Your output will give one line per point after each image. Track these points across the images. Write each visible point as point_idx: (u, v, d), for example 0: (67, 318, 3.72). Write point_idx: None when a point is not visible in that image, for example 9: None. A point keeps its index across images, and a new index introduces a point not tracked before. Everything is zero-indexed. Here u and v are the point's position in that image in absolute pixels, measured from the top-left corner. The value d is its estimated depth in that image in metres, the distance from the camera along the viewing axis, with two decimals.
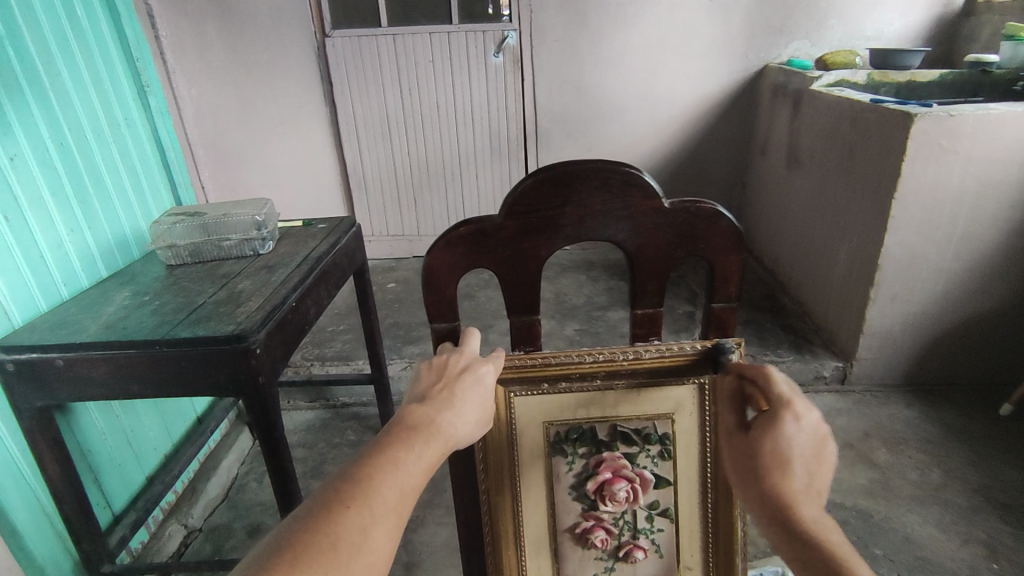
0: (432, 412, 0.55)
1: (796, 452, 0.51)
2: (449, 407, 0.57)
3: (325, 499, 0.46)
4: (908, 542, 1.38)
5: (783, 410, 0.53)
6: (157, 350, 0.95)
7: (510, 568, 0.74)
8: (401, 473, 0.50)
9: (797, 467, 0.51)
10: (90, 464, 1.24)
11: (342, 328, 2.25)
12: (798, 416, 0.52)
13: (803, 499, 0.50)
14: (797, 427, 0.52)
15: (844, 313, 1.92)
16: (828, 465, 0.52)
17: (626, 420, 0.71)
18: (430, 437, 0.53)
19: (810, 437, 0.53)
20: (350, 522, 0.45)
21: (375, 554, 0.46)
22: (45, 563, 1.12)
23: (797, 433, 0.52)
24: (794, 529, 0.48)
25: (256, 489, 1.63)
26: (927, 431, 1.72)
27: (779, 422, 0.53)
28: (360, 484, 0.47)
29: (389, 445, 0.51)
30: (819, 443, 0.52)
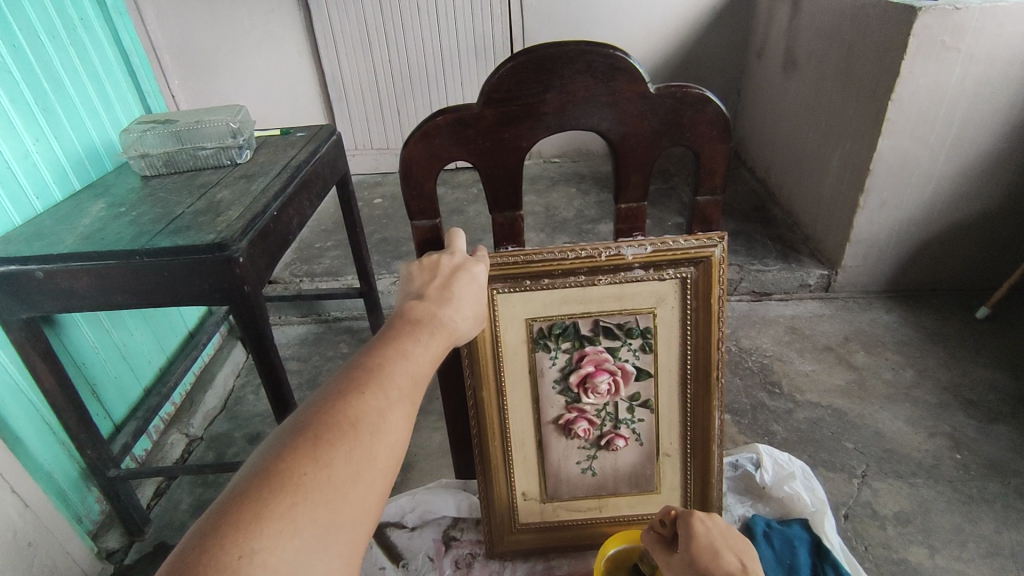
0: (433, 307, 0.56)
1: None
2: (450, 303, 0.58)
3: (339, 386, 0.46)
4: (878, 436, 1.45)
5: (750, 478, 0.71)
6: (139, 261, 0.93)
7: (497, 458, 0.78)
8: (409, 362, 0.50)
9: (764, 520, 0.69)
10: (85, 376, 1.26)
11: (330, 244, 2.23)
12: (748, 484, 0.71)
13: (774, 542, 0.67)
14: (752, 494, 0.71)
15: (832, 221, 1.92)
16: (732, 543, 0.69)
17: (609, 316, 0.72)
18: (435, 330, 0.54)
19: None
20: (367, 404, 0.45)
21: (394, 435, 0.46)
22: (52, 469, 1.16)
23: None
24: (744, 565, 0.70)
25: (253, 400, 1.68)
26: (905, 335, 1.78)
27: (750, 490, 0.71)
28: (372, 371, 0.48)
29: (394, 338, 0.52)
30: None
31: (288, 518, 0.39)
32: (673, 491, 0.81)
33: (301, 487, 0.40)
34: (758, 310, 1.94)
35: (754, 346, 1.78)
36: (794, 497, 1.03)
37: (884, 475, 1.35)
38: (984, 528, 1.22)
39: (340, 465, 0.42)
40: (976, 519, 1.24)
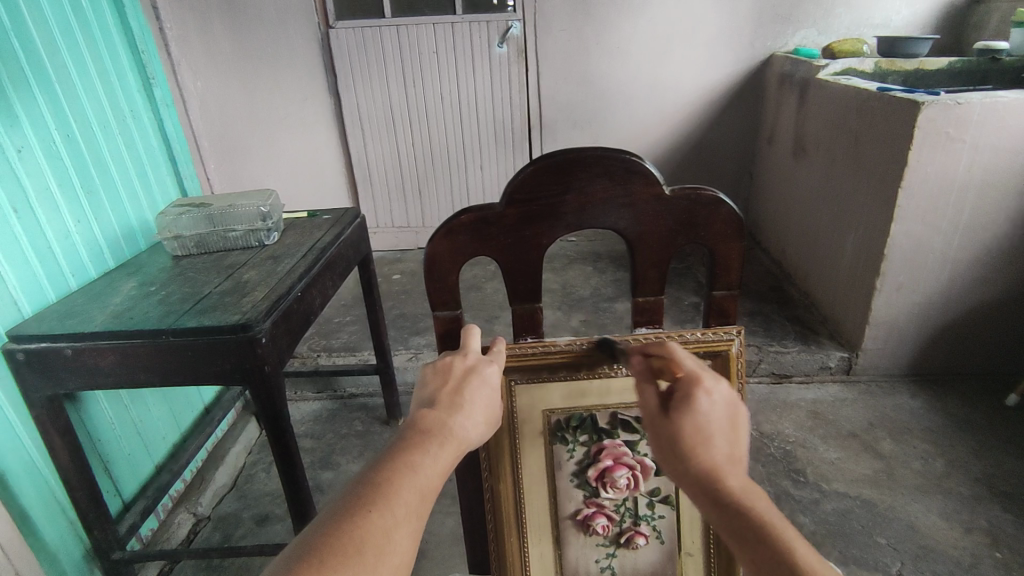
0: (442, 417, 0.56)
1: (715, 419, 0.53)
2: (460, 410, 0.57)
3: (347, 503, 0.47)
4: (912, 531, 1.38)
5: (695, 389, 0.54)
6: (165, 339, 0.96)
7: (512, 555, 0.75)
8: (418, 476, 0.50)
9: (722, 448, 0.52)
10: (100, 452, 1.26)
11: (348, 319, 2.26)
12: (709, 392, 0.54)
13: (726, 467, 0.50)
14: (710, 401, 0.53)
15: (850, 304, 1.91)
16: (743, 433, 0.53)
17: (627, 408, 0.72)
18: (444, 441, 0.54)
19: (725, 412, 0.54)
20: (372, 525, 0.45)
21: (400, 554, 0.46)
22: (56, 548, 1.14)
23: (711, 409, 0.53)
24: (722, 500, 0.48)
25: (264, 478, 1.65)
26: (932, 422, 1.72)
27: (695, 401, 0.54)
28: (379, 488, 0.48)
29: (404, 450, 0.52)
30: (733, 414, 0.54)
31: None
32: None
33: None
34: (778, 393, 1.90)
35: (776, 430, 1.73)
36: None
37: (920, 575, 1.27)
38: None
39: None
40: None
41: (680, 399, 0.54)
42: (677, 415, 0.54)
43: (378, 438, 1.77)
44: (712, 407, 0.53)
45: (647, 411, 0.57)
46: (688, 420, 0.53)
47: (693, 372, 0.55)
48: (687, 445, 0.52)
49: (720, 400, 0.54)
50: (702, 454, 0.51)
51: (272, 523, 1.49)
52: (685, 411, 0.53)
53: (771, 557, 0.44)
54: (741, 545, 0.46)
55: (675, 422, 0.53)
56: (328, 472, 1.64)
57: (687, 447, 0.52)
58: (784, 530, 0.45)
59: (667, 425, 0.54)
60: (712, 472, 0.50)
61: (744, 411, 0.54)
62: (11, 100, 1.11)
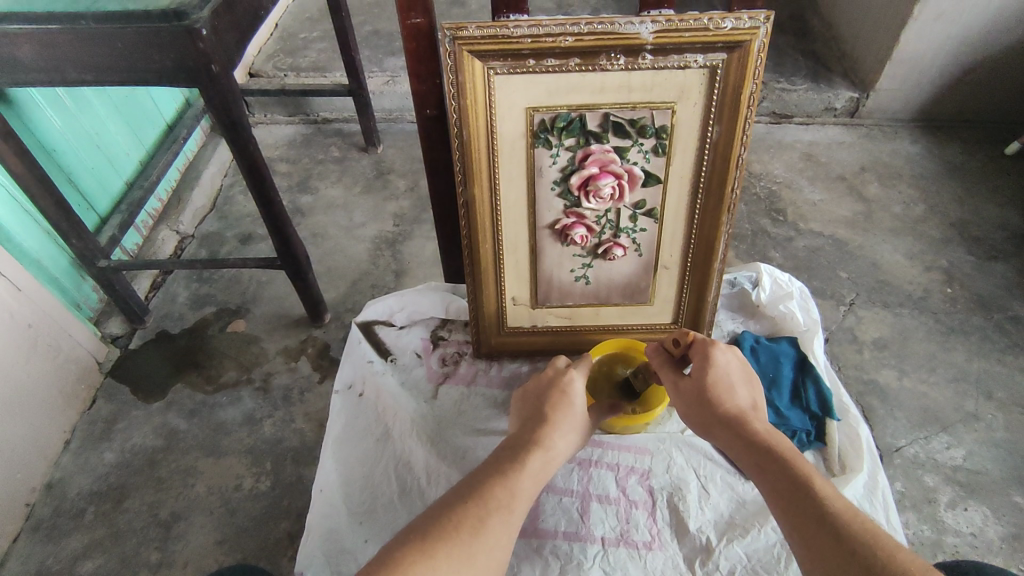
0: (544, 429, 0.72)
1: (726, 373, 0.74)
2: (561, 426, 0.73)
3: (490, 468, 0.68)
4: (873, 268, 1.44)
5: (712, 349, 0.75)
6: (85, 27, 0.82)
7: (486, 260, 0.77)
8: (538, 445, 0.70)
9: (738, 394, 0.73)
10: (57, 164, 1.20)
11: (316, 35, 2.00)
12: (721, 351, 0.75)
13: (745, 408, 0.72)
14: (725, 359, 0.74)
15: (876, 35, 1.71)
16: (750, 386, 0.75)
17: (622, 109, 0.64)
18: (553, 421, 0.73)
19: (736, 367, 0.75)
20: (510, 477, 0.66)
21: (527, 491, 0.66)
22: (40, 258, 1.16)
23: (726, 364, 0.74)
24: (743, 432, 0.69)
25: (243, 200, 1.63)
26: (924, 168, 1.69)
27: (712, 358, 0.74)
28: (514, 457, 0.68)
29: (527, 432, 0.72)
30: (743, 369, 0.75)
31: (456, 564, 0.56)
32: (666, 304, 0.83)
33: (471, 545, 0.58)
34: (776, 134, 1.81)
35: (765, 171, 1.69)
36: (787, 315, 1.03)
37: (871, 305, 1.37)
38: (956, 357, 1.27)
39: (494, 537, 0.60)
40: (950, 348, 1.29)
41: (700, 359, 0.75)
42: (701, 372, 0.74)
43: (356, 165, 1.71)
44: (726, 359, 0.74)
45: (668, 381, 0.77)
46: (712, 375, 0.73)
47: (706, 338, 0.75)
48: (712, 394, 0.72)
49: (732, 356, 0.75)
50: (728, 402, 0.72)
51: (256, 242, 1.51)
52: (705, 366, 0.74)
53: (771, 459, 0.65)
54: (754, 464, 0.66)
55: (700, 378, 0.74)
56: (308, 197, 1.62)
57: (710, 397, 0.72)
58: (783, 444, 0.67)
59: (693, 381, 0.74)
60: (730, 407, 0.71)
61: (748, 372, 0.76)
62: None
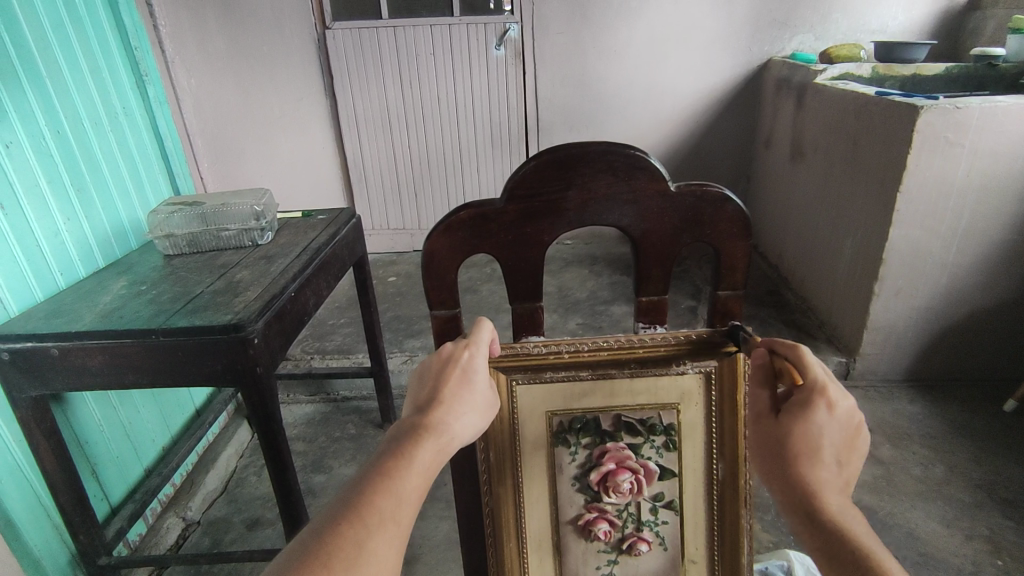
0: (435, 409, 0.55)
1: (828, 435, 0.52)
2: (458, 406, 0.57)
3: None
4: (912, 538, 1.36)
5: (817, 398, 0.53)
6: (154, 340, 0.93)
7: (510, 560, 0.75)
8: None
9: (825, 454, 0.52)
10: (88, 455, 1.23)
11: (342, 321, 2.23)
12: (832, 405, 0.53)
13: (831, 488, 0.51)
14: (829, 416, 0.53)
15: (847, 308, 1.90)
16: (859, 451, 0.54)
17: (631, 410, 0.72)
18: None
19: (844, 427, 0.53)
20: None
21: None
22: (41, 555, 1.11)
23: (829, 423, 0.53)
24: (817, 518, 0.50)
25: (256, 483, 1.62)
26: (930, 427, 1.71)
27: (813, 410, 0.53)
28: None
29: None
30: (853, 429, 0.53)
31: None
32: None
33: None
34: None
35: None
36: None
37: None
38: None
39: (378, 564, 0.44)
40: None
41: (794, 405, 0.54)
42: (790, 422, 0.53)
43: (371, 442, 1.74)
44: (830, 418, 0.53)
45: (762, 406, 0.58)
46: (800, 429, 0.53)
47: (819, 380, 0.54)
48: (794, 450, 0.52)
49: (842, 408, 0.53)
50: (806, 470, 0.52)
51: (263, 528, 1.46)
52: (798, 418, 0.53)
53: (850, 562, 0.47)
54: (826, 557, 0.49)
55: (785, 425, 0.54)
56: (321, 476, 1.62)
57: (800, 470, 0.52)
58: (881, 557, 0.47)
59: (772, 429, 0.55)
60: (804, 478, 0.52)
61: (865, 432, 0.53)
62: (3, 100, 1.10)
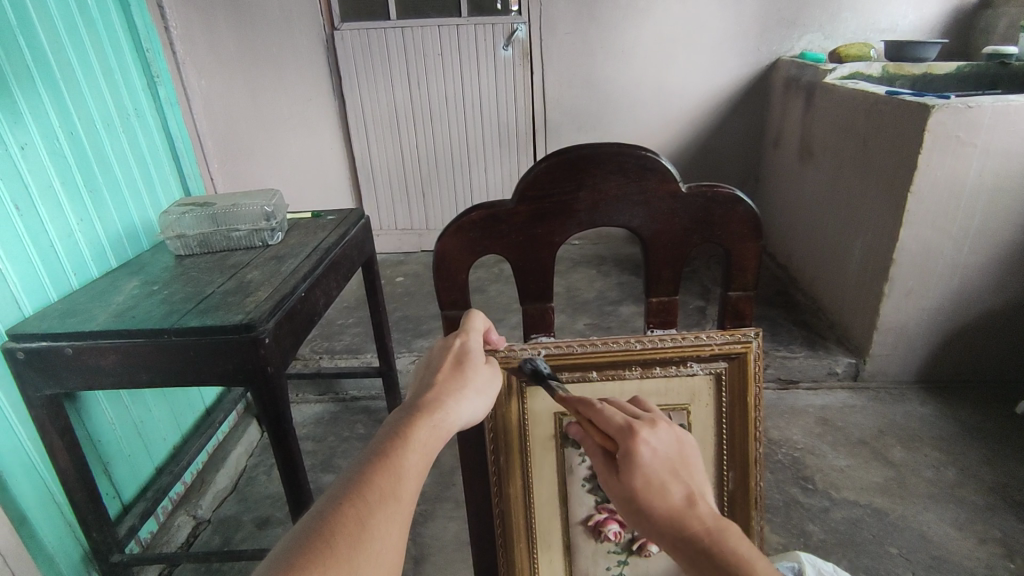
0: (431, 390, 0.57)
1: (657, 468, 0.54)
2: (455, 386, 0.59)
3: None
4: (923, 540, 1.35)
5: (629, 445, 0.55)
6: (167, 339, 0.94)
7: (520, 560, 0.75)
8: None
9: (669, 483, 0.54)
10: (100, 454, 1.25)
11: (351, 321, 2.24)
12: (645, 441, 0.55)
13: (691, 515, 0.53)
14: (650, 450, 0.55)
15: (857, 309, 1.89)
16: (694, 464, 0.56)
17: None
18: None
19: (669, 449, 0.55)
20: None
21: None
22: (55, 552, 1.13)
23: (650, 458, 0.54)
24: (696, 552, 0.52)
25: (265, 481, 1.63)
26: (942, 429, 1.70)
27: (632, 457, 0.55)
28: None
29: None
30: (679, 448, 0.56)
31: None
32: None
33: (348, 565, 0.42)
34: (786, 399, 1.88)
35: (783, 437, 1.71)
36: None
37: None
38: None
39: (381, 539, 0.45)
40: None
41: (620, 458, 0.55)
42: (624, 475, 0.55)
43: None
44: (654, 453, 0.55)
45: (601, 467, 0.59)
46: (632, 478, 0.55)
47: (625, 428, 0.55)
48: (642, 499, 0.54)
49: (657, 440, 0.55)
50: (663, 505, 0.54)
51: (273, 527, 1.47)
52: (627, 468, 0.55)
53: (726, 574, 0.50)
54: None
55: (625, 481, 0.55)
56: (330, 476, 1.63)
57: (660, 512, 0.53)
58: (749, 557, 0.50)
59: (620, 485, 0.56)
60: (668, 514, 0.53)
61: (687, 445, 0.56)
62: (18, 102, 1.11)
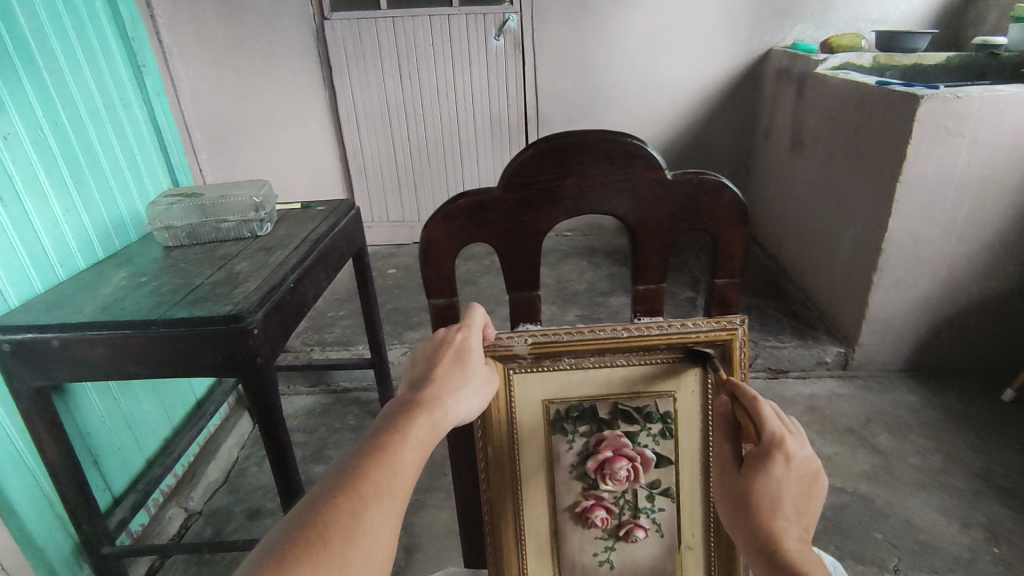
0: (429, 386, 0.57)
1: (788, 486, 0.52)
2: (451, 384, 0.59)
3: None
4: (909, 526, 1.37)
5: (775, 453, 0.53)
6: (155, 331, 0.94)
7: (509, 547, 0.76)
8: None
9: (790, 507, 0.52)
10: (90, 446, 1.24)
11: (342, 313, 2.24)
12: (789, 457, 0.53)
13: (792, 539, 0.51)
14: (788, 468, 0.52)
15: (846, 298, 1.90)
16: (817, 499, 0.53)
17: (627, 399, 0.73)
18: None
19: (805, 475, 0.53)
20: None
21: None
22: (45, 544, 1.12)
23: (786, 476, 0.52)
24: (786, 570, 0.49)
25: (257, 473, 1.63)
26: (929, 417, 1.72)
27: (770, 467, 0.52)
28: None
29: None
30: (811, 479, 0.53)
31: None
32: None
33: (341, 558, 0.42)
34: (775, 388, 1.89)
35: None
36: None
37: (918, 571, 1.27)
38: None
39: (375, 534, 0.45)
40: None
41: (757, 459, 0.53)
42: (753, 479, 0.53)
43: None
44: (790, 471, 0.53)
45: (725, 459, 0.57)
46: (761, 484, 0.52)
47: (775, 433, 0.53)
48: (757, 507, 0.52)
49: (800, 463, 0.53)
50: (775, 523, 0.51)
51: (264, 518, 1.47)
52: (761, 474, 0.53)
53: None
54: None
55: (747, 481, 0.53)
56: (322, 467, 1.63)
57: (767, 524, 0.51)
58: None
59: (737, 482, 0.54)
60: (773, 532, 0.51)
61: (822, 479, 0.53)
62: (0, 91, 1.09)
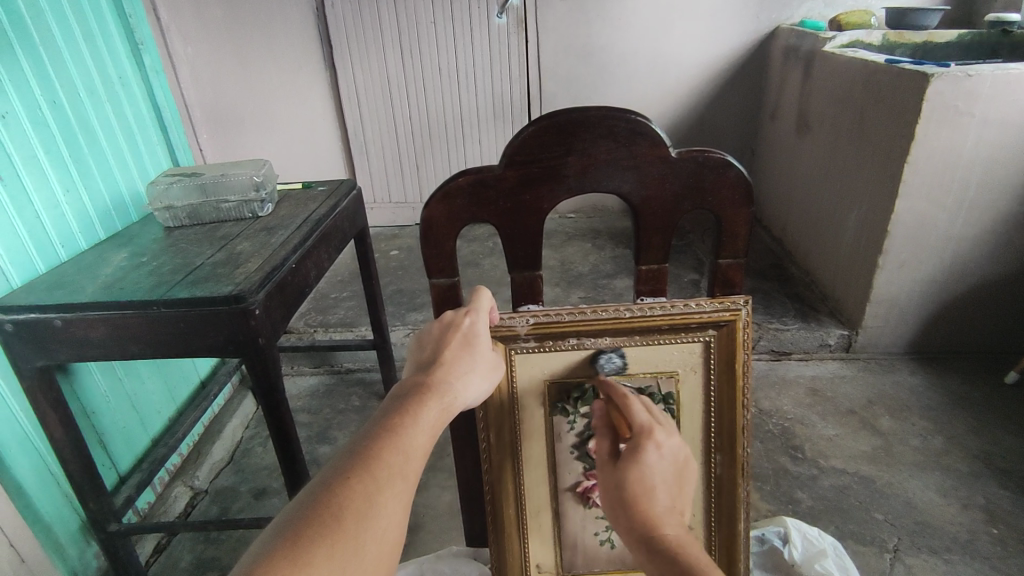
0: (437, 369, 0.57)
1: (657, 469, 0.58)
2: (460, 368, 0.59)
3: None
4: (909, 507, 1.38)
5: (646, 441, 0.60)
6: (156, 311, 0.94)
7: (510, 525, 0.76)
8: None
9: (659, 492, 0.57)
10: (95, 425, 1.25)
11: (345, 294, 2.24)
12: (659, 444, 0.60)
13: (666, 521, 0.56)
14: (658, 454, 0.59)
15: (850, 281, 1.89)
16: (686, 485, 0.59)
17: (629, 378, 0.72)
18: None
19: (673, 461, 0.60)
20: None
21: None
22: (51, 521, 1.14)
23: (656, 460, 0.59)
24: (654, 544, 0.54)
25: (261, 453, 1.64)
26: (931, 399, 1.72)
27: (641, 453, 0.59)
28: None
29: None
30: (678, 466, 0.60)
31: None
32: None
33: (356, 540, 0.42)
34: (777, 370, 1.89)
35: (775, 407, 1.72)
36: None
37: (917, 550, 1.27)
38: None
39: (387, 516, 0.45)
40: None
41: (629, 449, 0.60)
42: (624, 464, 0.59)
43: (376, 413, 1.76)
44: (658, 458, 0.59)
45: (603, 458, 0.64)
46: (633, 470, 0.58)
47: (644, 425, 0.61)
48: (629, 493, 0.57)
49: (667, 450, 0.59)
50: (644, 503, 0.57)
51: (269, 497, 1.48)
52: (630, 459, 0.59)
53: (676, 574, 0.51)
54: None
55: (621, 469, 0.59)
56: (326, 447, 1.64)
57: (637, 508, 0.57)
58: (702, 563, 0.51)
59: (613, 473, 0.60)
60: (646, 512, 0.56)
61: (690, 465, 0.60)
62: None
